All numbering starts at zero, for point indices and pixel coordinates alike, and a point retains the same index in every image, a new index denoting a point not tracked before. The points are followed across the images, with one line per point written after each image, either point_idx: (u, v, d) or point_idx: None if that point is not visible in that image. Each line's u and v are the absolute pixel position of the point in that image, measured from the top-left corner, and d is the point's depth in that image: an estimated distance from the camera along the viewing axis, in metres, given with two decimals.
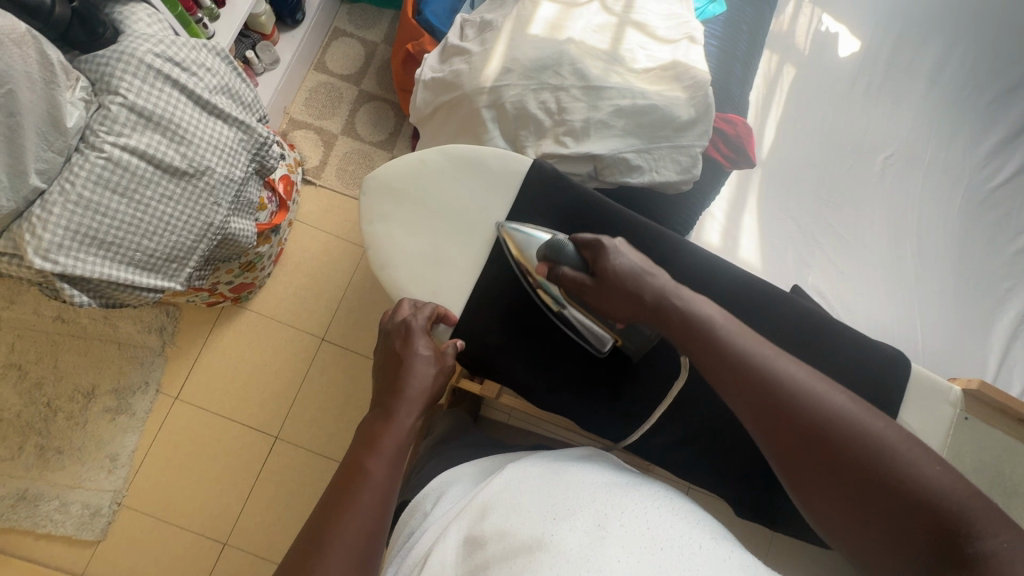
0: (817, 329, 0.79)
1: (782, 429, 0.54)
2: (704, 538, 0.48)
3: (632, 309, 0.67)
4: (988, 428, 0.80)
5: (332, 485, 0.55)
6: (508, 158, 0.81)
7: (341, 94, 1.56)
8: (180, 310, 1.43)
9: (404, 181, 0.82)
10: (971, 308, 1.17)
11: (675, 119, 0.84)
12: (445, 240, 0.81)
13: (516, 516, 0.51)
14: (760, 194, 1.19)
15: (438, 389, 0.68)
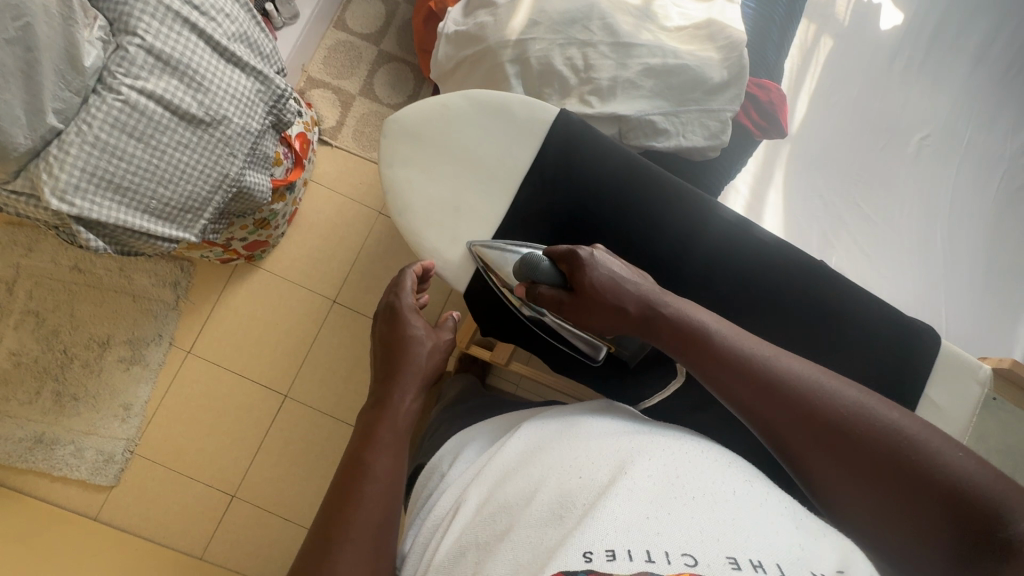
0: (842, 303, 0.77)
1: (789, 420, 0.53)
2: (738, 484, 0.45)
3: (616, 319, 0.67)
4: (1015, 413, 0.77)
5: (338, 474, 0.56)
6: (535, 108, 0.78)
7: (360, 54, 1.53)
8: (194, 265, 1.43)
9: (426, 124, 0.79)
10: (1001, 297, 1.13)
11: (707, 81, 0.80)
12: (465, 188, 0.78)
13: (530, 478, 0.50)
14: (788, 169, 1.15)
15: (435, 369, 0.70)
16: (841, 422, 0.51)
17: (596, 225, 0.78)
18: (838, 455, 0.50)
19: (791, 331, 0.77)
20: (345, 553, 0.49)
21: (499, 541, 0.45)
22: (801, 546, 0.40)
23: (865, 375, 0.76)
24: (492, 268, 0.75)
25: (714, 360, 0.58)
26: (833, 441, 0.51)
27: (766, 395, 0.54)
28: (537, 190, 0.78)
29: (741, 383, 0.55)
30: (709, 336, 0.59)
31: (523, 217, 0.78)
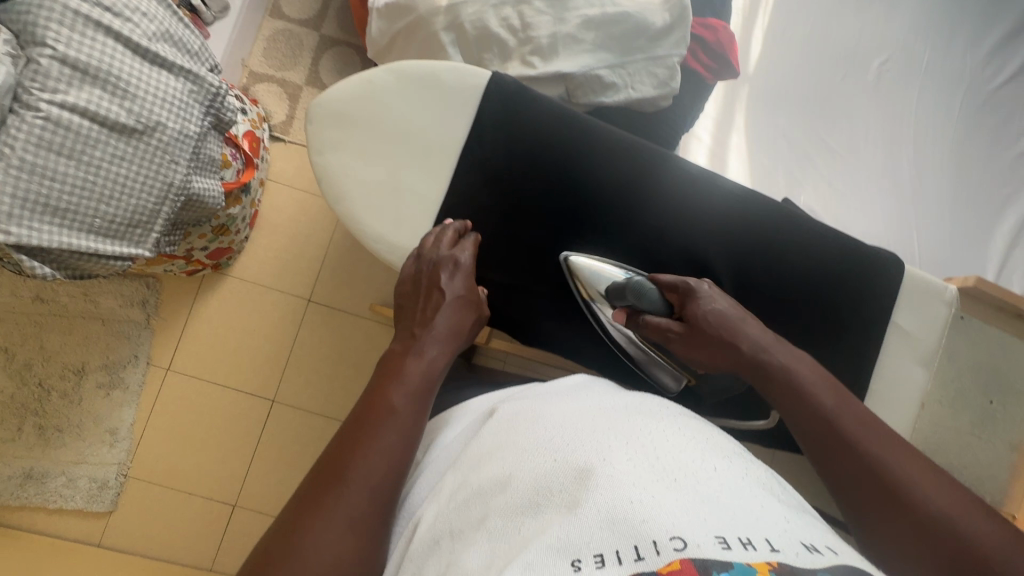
0: (807, 242, 0.76)
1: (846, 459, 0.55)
2: (716, 462, 0.44)
3: (725, 358, 0.66)
4: (985, 328, 0.78)
5: (354, 419, 0.54)
6: (467, 73, 0.75)
7: (301, 42, 1.46)
8: (161, 281, 1.39)
9: (350, 102, 0.74)
10: (971, 217, 1.13)
11: (649, 27, 0.77)
12: (401, 166, 0.74)
13: (513, 455, 0.49)
14: (748, 111, 1.12)
15: (466, 330, 0.67)
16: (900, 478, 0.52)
17: (551, 191, 0.75)
18: (879, 505, 0.51)
19: (761, 276, 0.76)
20: (341, 505, 0.47)
21: (474, 528, 0.43)
22: (788, 520, 0.39)
23: (836, 311, 0.76)
24: (583, 286, 0.75)
25: (797, 404, 0.60)
26: (881, 493, 0.51)
27: (836, 442, 0.56)
28: (487, 160, 0.75)
29: (815, 418, 0.58)
30: (801, 387, 0.60)
31: (474, 191, 0.75)
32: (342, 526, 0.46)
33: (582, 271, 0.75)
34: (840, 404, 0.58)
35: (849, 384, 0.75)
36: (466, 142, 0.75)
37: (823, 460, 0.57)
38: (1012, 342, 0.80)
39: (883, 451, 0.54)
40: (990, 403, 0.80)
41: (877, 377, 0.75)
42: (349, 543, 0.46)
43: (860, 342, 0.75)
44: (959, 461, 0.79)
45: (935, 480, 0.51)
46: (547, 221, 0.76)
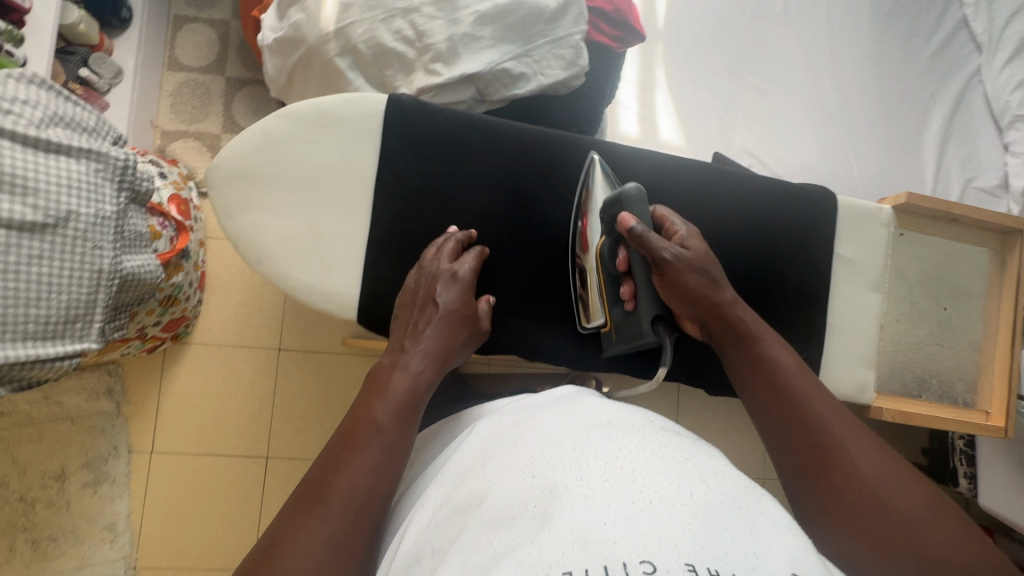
0: (742, 193, 0.76)
1: (792, 426, 0.53)
2: (691, 481, 0.42)
3: (693, 297, 0.64)
4: (922, 239, 0.82)
5: (344, 429, 0.52)
6: (363, 102, 0.71)
7: (208, 89, 1.40)
8: (122, 366, 1.34)
9: (249, 160, 0.70)
10: (899, 127, 1.16)
11: (544, 10, 0.75)
12: (319, 213, 0.71)
13: (501, 469, 0.48)
14: (668, 66, 1.11)
15: (455, 343, 0.64)
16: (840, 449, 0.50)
17: (481, 199, 0.74)
18: (837, 498, 0.48)
19: (706, 235, 0.76)
20: (321, 526, 0.45)
21: (449, 543, 0.43)
22: (756, 556, 0.37)
23: (784, 253, 0.76)
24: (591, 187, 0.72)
25: (760, 377, 0.58)
26: (841, 484, 0.48)
27: (799, 421, 0.53)
28: (409, 179, 0.72)
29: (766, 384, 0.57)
30: (758, 356, 0.59)
31: (403, 213, 0.72)
32: (325, 541, 0.45)
33: (598, 172, 0.72)
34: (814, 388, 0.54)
35: (811, 321, 0.76)
36: (380, 168, 0.72)
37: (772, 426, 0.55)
38: (949, 246, 0.82)
39: (851, 445, 0.50)
40: (942, 309, 0.83)
41: (831, 310, 0.77)
42: (333, 558, 0.44)
43: (812, 278, 0.76)
44: (927, 369, 0.82)
45: (899, 479, 0.48)
46: (484, 230, 0.75)
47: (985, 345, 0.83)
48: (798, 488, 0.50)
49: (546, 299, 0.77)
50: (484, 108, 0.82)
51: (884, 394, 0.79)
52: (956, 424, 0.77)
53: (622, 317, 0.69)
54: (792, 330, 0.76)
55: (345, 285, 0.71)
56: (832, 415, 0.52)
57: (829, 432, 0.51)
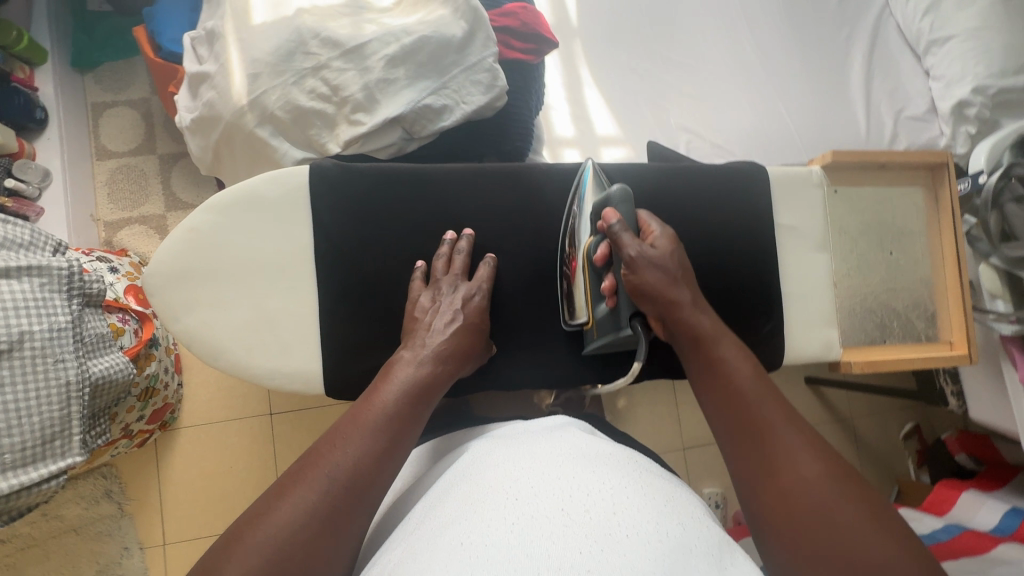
0: (679, 180, 0.77)
1: (735, 422, 0.54)
2: (665, 519, 0.48)
3: (656, 294, 0.64)
4: (859, 188, 0.84)
5: (351, 407, 0.57)
6: (283, 179, 0.70)
7: (142, 171, 1.38)
8: (116, 464, 1.31)
9: (180, 262, 0.68)
10: (824, 73, 1.19)
11: (451, 40, 0.75)
12: (266, 296, 0.69)
13: (492, 488, 0.53)
14: (591, 60, 1.12)
15: (460, 347, 0.65)
16: (776, 444, 0.50)
17: (427, 240, 0.73)
18: (773, 500, 0.48)
19: None
20: (306, 489, 0.48)
21: (416, 545, 0.48)
22: None
23: (734, 229, 0.77)
24: (583, 189, 0.73)
25: (710, 376, 0.59)
26: (778, 489, 0.48)
27: (741, 416, 0.54)
28: (353, 237, 0.71)
29: (716, 384, 0.58)
30: (712, 355, 0.60)
31: (353, 272, 0.71)
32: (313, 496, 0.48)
33: (591, 176, 0.74)
34: (761, 388, 0.55)
35: (769, 292, 0.77)
36: (320, 234, 0.70)
37: (718, 423, 0.56)
38: (884, 191, 0.85)
39: (798, 455, 0.49)
40: (889, 255, 0.85)
41: (785, 276, 0.79)
42: (319, 514, 0.47)
43: (763, 249, 0.78)
44: (888, 312, 0.84)
45: (834, 477, 0.47)
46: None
47: (934, 279, 0.86)
48: (743, 492, 0.51)
49: (514, 325, 0.77)
50: (416, 146, 0.81)
51: (850, 345, 0.81)
52: (922, 360, 0.80)
53: (604, 314, 0.70)
54: (751, 304, 0.77)
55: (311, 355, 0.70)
56: (784, 424, 0.51)
57: (767, 428, 0.52)
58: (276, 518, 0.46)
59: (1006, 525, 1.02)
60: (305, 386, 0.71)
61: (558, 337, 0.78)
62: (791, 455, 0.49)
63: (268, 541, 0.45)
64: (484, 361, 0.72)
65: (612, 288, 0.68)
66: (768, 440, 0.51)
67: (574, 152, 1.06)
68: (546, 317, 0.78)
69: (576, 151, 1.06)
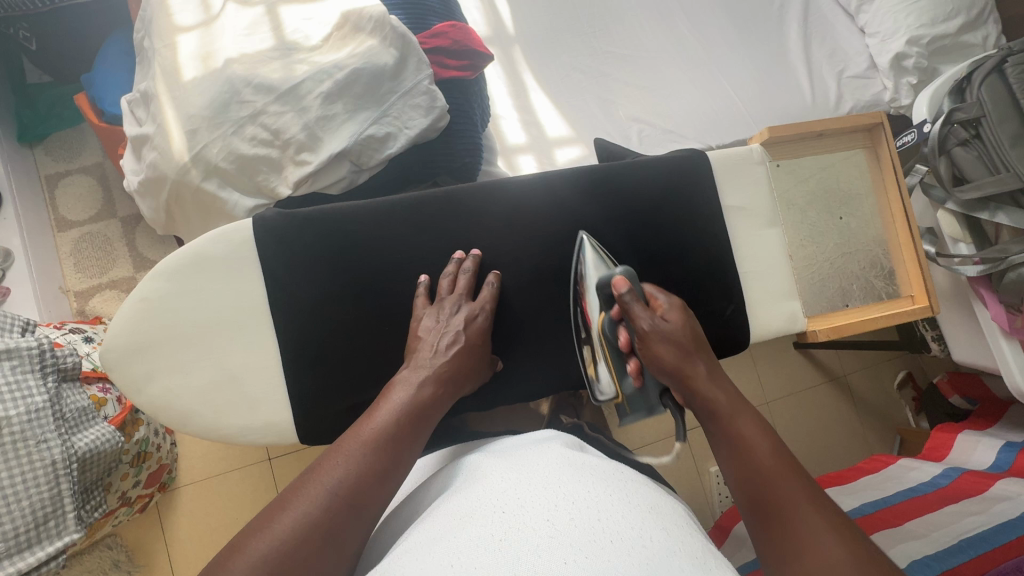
0: (629, 175, 0.78)
1: (753, 484, 0.56)
2: (642, 521, 0.50)
3: (673, 368, 0.66)
4: (802, 159, 0.86)
5: (352, 425, 0.59)
6: (226, 236, 0.69)
7: (106, 236, 1.37)
8: (120, 534, 1.28)
9: (135, 335, 0.68)
10: (763, 45, 1.20)
11: (384, 69, 0.75)
12: (225, 355, 0.69)
13: (483, 497, 0.54)
14: (532, 65, 1.13)
15: (468, 368, 0.68)
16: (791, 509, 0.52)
17: (388, 268, 0.73)
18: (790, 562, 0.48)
19: (611, 226, 0.77)
20: (305, 503, 0.51)
21: (399, 558, 0.49)
22: None
23: (688, 214, 0.78)
24: (584, 263, 0.75)
25: (724, 439, 0.61)
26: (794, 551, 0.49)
27: (756, 478, 0.56)
28: (310, 281, 0.71)
29: (730, 446, 0.60)
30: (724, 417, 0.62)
31: (317, 313, 0.71)
32: (316, 507, 0.51)
33: (592, 248, 0.75)
34: (776, 454, 0.57)
35: (728, 272, 0.79)
36: (272, 284, 0.70)
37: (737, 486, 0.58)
38: (830, 156, 0.86)
39: (811, 515, 0.50)
40: (839, 219, 0.85)
41: (744, 255, 0.80)
42: (317, 525, 0.50)
43: (718, 230, 0.79)
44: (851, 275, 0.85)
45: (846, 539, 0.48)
46: (399, 303, 0.73)
47: (887, 236, 0.86)
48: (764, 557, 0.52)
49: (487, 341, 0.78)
50: (366, 176, 0.81)
51: (814, 316, 0.82)
52: (884, 318, 0.81)
53: (632, 391, 0.73)
54: (711, 288, 0.78)
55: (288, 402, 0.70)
56: (808, 506, 0.51)
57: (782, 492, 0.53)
58: (275, 529, 0.49)
59: (1003, 461, 1.04)
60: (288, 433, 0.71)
61: (534, 346, 0.78)
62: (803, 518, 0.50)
63: (267, 551, 0.47)
64: (486, 377, 0.74)
65: (638, 369, 0.71)
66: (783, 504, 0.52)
67: (529, 158, 1.07)
68: (518, 330, 0.78)
69: (530, 157, 1.07)
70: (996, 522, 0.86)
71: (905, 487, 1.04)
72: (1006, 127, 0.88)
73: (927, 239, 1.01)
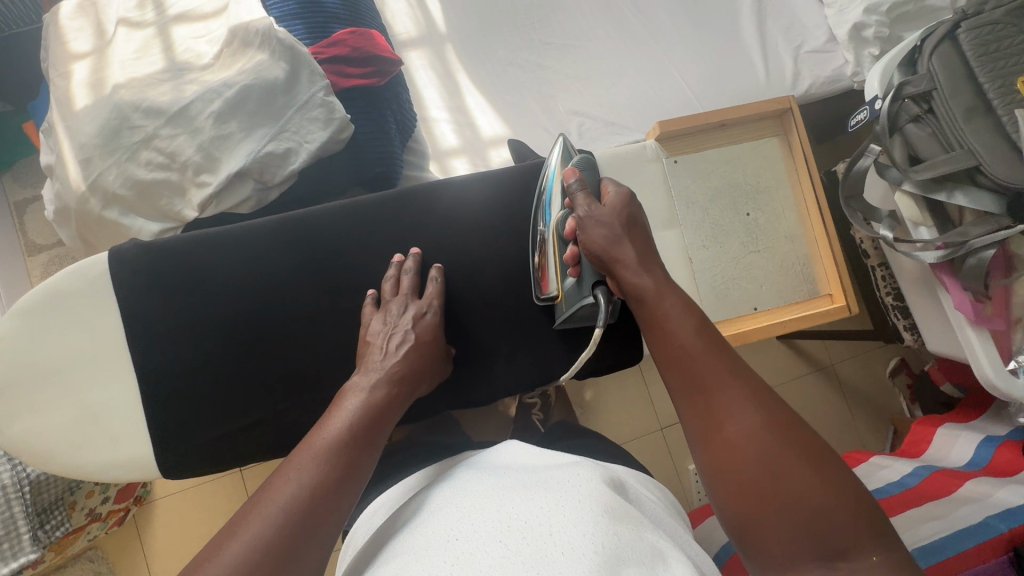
0: (519, 188, 0.82)
1: (685, 383, 0.53)
2: (608, 537, 0.46)
3: (597, 250, 0.63)
4: (699, 156, 0.86)
5: (300, 438, 0.56)
6: (81, 272, 0.70)
7: (73, 258, 1.39)
8: (101, 545, 1.30)
9: (12, 371, 0.68)
10: (712, 25, 1.14)
11: (275, 84, 0.74)
12: (87, 395, 0.70)
13: (445, 520, 0.51)
14: (466, 64, 1.09)
15: (421, 368, 0.68)
16: (724, 408, 0.50)
17: (292, 292, 0.76)
18: (726, 461, 0.48)
19: (516, 238, 0.82)
20: (243, 538, 0.46)
21: None
22: None
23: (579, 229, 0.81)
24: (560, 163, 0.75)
25: (656, 336, 0.58)
26: (726, 452, 0.48)
27: (688, 376, 0.53)
28: (223, 305, 0.75)
29: (659, 345, 0.57)
30: (654, 311, 0.58)
31: (231, 336, 0.75)
32: (265, 534, 0.47)
33: (562, 153, 0.76)
34: (707, 348, 0.54)
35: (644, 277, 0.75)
36: (174, 314, 0.73)
37: (671, 385, 0.55)
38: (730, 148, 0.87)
39: (742, 408, 0.49)
40: (746, 216, 0.88)
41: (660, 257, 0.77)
42: (265, 553, 0.46)
43: None
44: (754, 280, 0.86)
45: (776, 431, 0.47)
46: (304, 325, 0.76)
47: (803, 232, 0.89)
48: (698, 457, 0.50)
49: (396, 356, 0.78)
50: (274, 193, 0.79)
51: (720, 322, 0.84)
52: (791, 322, 0.83)
53: (570, 286, 0.71)
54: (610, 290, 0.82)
55: (196, 427, 0.74)
56: (726, 377, 0.51)
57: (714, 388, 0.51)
58: (223, 558, 0.45)
59: (981, 457, 0.96)
60: (186, 466, 0.74)
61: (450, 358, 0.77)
62: (733, 415, 0.49)
63: None
64: (441, 372, 0.75)
65: (574, 257, 0.68)
66: (714, 402, 0.50)
67: (462, 162, 1.04)
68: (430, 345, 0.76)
69: (464, 160, 1.04)
70: (958, 528, 0.80)
71: (872, 489, 0.98)
72: (958, 99, 0.81)
73: (885, 224, 0.93)
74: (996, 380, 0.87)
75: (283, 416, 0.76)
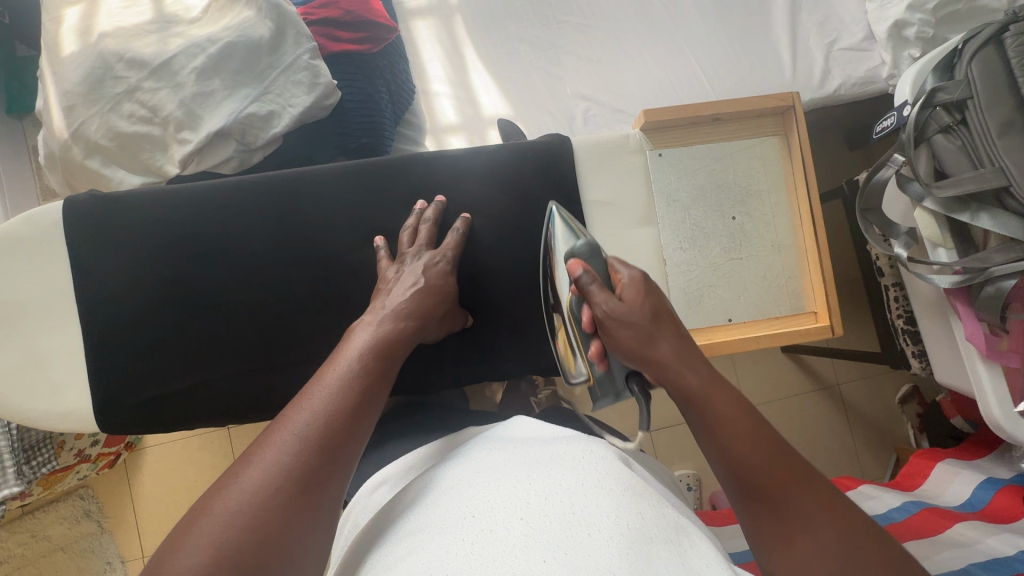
0: (500, 171, 0.79)
1: (748, 490, 0.47)
2: (632, 516, 0.43)
3: (629, 356, 0.56)
4: (687, 149, 0.82)
5: (318, 368, 0.52)
6: (39, 218, 0.72)
7: None
8: (91, 485, 1.34)
9: None
10: (741, 12, 1.06)
11: (260, 42, 0.72)
12: (55, 341, 0.73)
13: (459, 501, 0.46)
14: (473, 36, 1.05)
15: (438, 312, 0.66)
16: (795, 517, 0.44)
17: (266, 257, 0.76)
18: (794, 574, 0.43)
19: (497, 223, 0.79)
20: (254, 474, 0.43)
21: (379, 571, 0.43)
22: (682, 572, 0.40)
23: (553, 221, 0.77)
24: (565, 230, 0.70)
25: (707, 429, 0.51)
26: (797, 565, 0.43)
27: (751, 482, 0.47)
28: (199, 264, 0.76)
29: (712, 444, 0.50)
30: (705, 405, 0.51)
31: (203, 296, 0.76)
32: (286, 461, 0.44)
33: (561, 215, 0.73)
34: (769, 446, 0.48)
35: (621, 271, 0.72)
36: (149, 268, 0.75)
37: (728, 483, 0.49)
38: (721, 145, 0.83)
39: (813, 519, 0.44)
40: (732, 218, 0.83)
41: None
42: (287, 486, 0.42)
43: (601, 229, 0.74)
44: (735, 288, 0.83)
45: (852, 543, 0.42)
46: (274, 292, 0.77)
47: (793, 241, 0.84)
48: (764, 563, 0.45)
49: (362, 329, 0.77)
50: (256, 156, 0.78)
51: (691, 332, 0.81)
52: (768, 335, 0.79)
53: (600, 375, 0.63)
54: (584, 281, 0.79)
55: (169, 378, 0.76)
56: (794, 488, 0.45)
57: (776, 489, 0.46)
58: (232, 494, 0.42)
59: (978, 499, 0.91)
60: (138, 414, 0.75)
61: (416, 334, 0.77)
62: (801, 520, 0.44)
63: (231, 519, 0.40)
64: (461, 322, 0.75)
65: (601, 352, 0.61)
66: (779, 505, 0.45)
67: (459, 138, 1.01)
68: None
69: (461, 137, 1.02)
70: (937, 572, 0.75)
71: None
72: (996, 111, 0.74)
73: (902, 241, 0.86)
74: (1002, 420, 0.81)
75: (237, 377, 0.77)
